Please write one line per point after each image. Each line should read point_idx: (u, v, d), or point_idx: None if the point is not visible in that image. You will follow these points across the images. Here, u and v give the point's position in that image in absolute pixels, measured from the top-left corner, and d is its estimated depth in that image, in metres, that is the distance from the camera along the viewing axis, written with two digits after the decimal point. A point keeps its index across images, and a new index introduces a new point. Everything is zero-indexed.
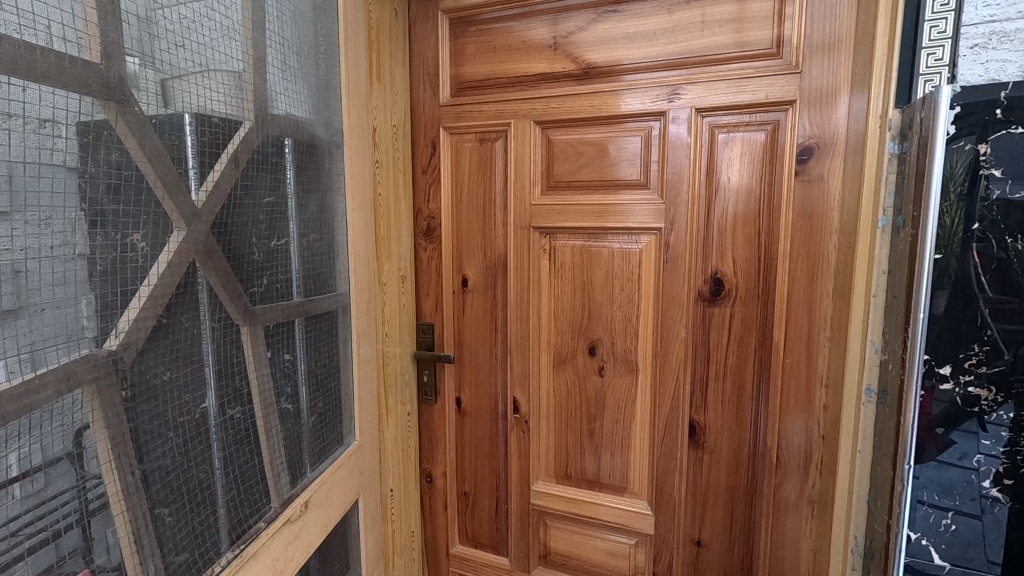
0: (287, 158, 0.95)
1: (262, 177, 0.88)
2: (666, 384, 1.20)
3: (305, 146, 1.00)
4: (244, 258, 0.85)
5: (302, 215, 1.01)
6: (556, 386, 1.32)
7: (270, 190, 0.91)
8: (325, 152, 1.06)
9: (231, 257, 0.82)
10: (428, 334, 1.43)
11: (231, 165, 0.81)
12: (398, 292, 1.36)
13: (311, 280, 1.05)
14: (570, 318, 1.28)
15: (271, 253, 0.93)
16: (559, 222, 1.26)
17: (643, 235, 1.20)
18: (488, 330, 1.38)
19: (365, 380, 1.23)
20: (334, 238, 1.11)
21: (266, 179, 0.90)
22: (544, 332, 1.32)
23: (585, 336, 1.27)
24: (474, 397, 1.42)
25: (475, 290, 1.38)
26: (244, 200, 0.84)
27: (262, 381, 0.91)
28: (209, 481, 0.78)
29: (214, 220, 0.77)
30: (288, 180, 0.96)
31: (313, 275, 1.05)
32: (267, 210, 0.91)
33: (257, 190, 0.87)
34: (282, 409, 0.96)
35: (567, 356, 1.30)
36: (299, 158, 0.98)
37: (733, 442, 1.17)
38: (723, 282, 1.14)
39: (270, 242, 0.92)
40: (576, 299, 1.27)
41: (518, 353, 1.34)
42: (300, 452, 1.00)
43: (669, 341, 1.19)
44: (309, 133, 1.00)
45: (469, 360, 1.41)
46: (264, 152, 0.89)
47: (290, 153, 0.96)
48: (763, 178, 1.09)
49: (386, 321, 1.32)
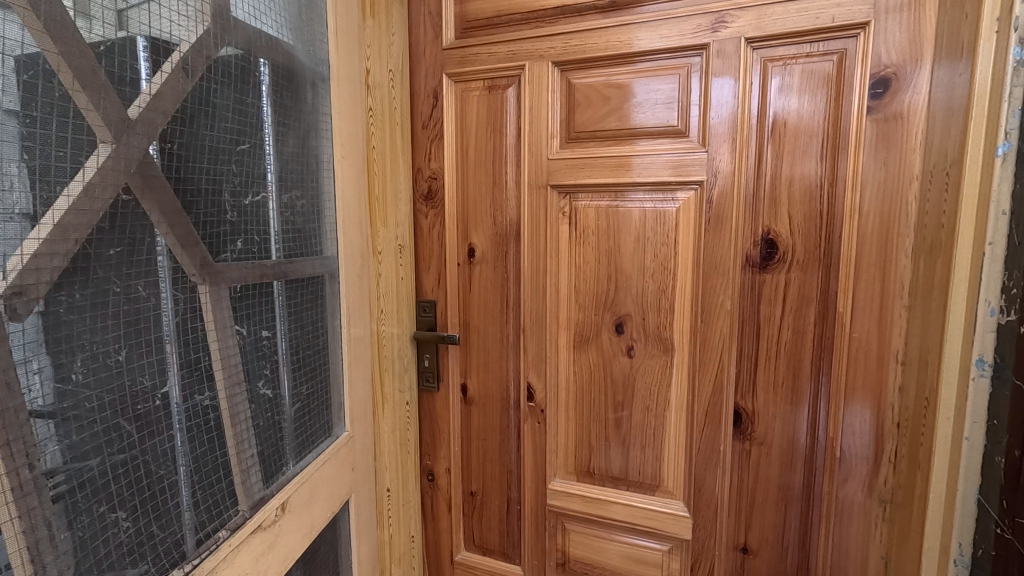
0: (254, 76, 0.77)
1: (222, 92, 0.71)
2: (709, 367, 1.04)
3: (280, 70, 0.82)
4: (200, 199, 0.68)
5: (279, 158, 0.84)
6: (576, 371, 1.15)
7: (233, 112, 0.74)
8: (305, 83, 0.88)
9: (181, 188, 0.64)
10: (430, 313, 1.26)
11: (180, 69, 0.64)
12: (395, 264, 1.19)
13: (292, 238, 0.88)
14: (593, 292, 1.11)
15: (238, 196, 0.76)
16: (583, 180, 1.09)
17: (681, 191, 1.03)
18: (497, 308, 1.21)
19: (359, 363, 1.05)
20: (319, 191, 0.94)
21: (228, 97, 0.73)
22: (563, 308, 1.15)
23: (611, 312, 1.10)
24: (483, 385, 1.25)
25: (483, 262, 1.21)
26: (199, 118, 0.67)
27: (231, 357, 0.73)
28: (151, 480, 0.61)
29: (154, 139, 0.60)
30: (257, 104, 0.78)
31: (292, 232, 0.88)
32: (232, 137, 0.73)
33: (215, 109, 0.70)
34: (255, 393, 0.79)
35: (591, 335, 1.13)
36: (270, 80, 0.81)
37: (787, 434, 1.00)
38: (777, 244, 0.97)
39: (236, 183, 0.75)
40: (601, 269, 1.10)
41: (535, 333, 1.17)
42: (276, 443, 0.83)
43: (711, 315, 1.02)
44: (284, 55, 0.83)
45: (476, 342, 1.24)
46: (225, 67, 0.72)
47: (260, 70, 0.78)
48: (827, 120, 0.92)
49: (381, 296, 1.15)
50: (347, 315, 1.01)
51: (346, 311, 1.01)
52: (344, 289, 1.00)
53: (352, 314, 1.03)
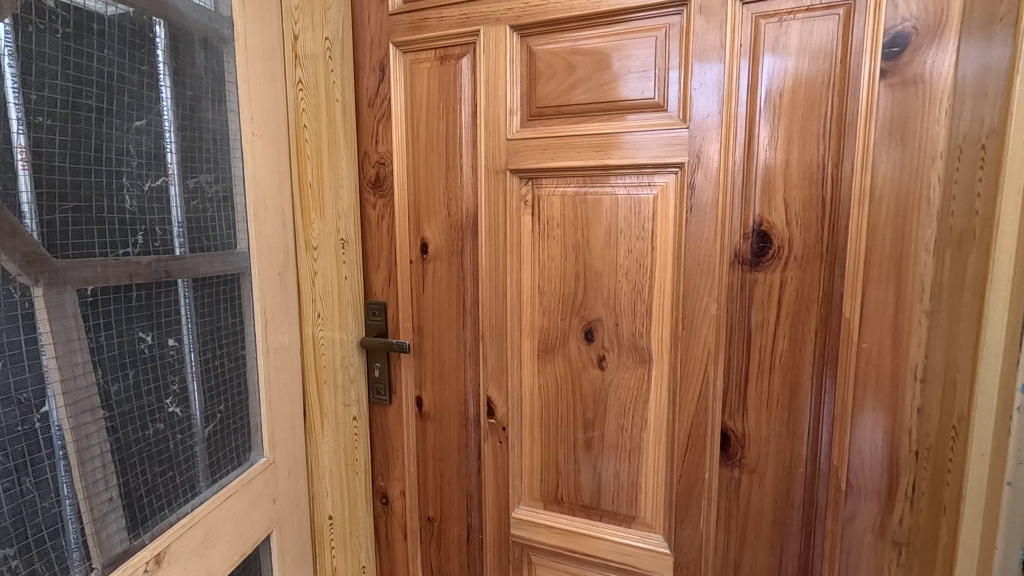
0: (107, 26, 0.63)
1: (48, 43, 0.57)
2: (691, 381, 0.88)
3: (149, 21, 0.68)
4: (8, 173, 0.53)
5: (155, 130, 0.69)
6: (541, 384, 1.00)
7: (71, 72, 0.59)
8: (192, 40, 0.73)
9: None
10: (380, 317, 1.11)
11: None
12: (335, 261, 1.04)
13: (181, 229, 0.73)
14: (559, 294, 0.96)
15: (88, 178, 0.61)
16: (546, 162, 0.94)
17: (658, 175, 0.88)
18: (454, 311, 1.06)
19: (282, 376, 0.91)
20: (221, 173, 0.79)
21: (61, 50, 0.58)
22: (526, 312, 1.00)
23: (579, 317, 0.95)
24: (438, 399, 1.10)
25: (437, 258, 1.06)
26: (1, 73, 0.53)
27: (117, 370, 0.65)
28: None
29: None
30: (113, 62, 0.63)
31: (181, 221, 0.73)
32: (70, 104, 0.59)
33: (32, 66, 0.55)
34: (148, 413, 0.69)
35: (557, 342, 0.98)
36: (133, 33, 0.66)
37: (783, 461, 0.85)
38: (771, 237, 0.81)
39: (83, 161, 0.61)
40: (567, 267, 0.95)
41: (496, 341, 1.02)
42: (154, 480, 0.69)
43: (693, 320, 0.87)
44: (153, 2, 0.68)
45: (430, 350, 1.09)
46: (52, 13, 0.57)
47: (118, 20, 0.64)
48: (829, 86, 0.76)
49: (316, 298, 1.00)
50: (263, 322, 0.86)
51: (263, 316, 0.86)
52: (258, 292, 0.85)
53: (271, 320, 0.88)
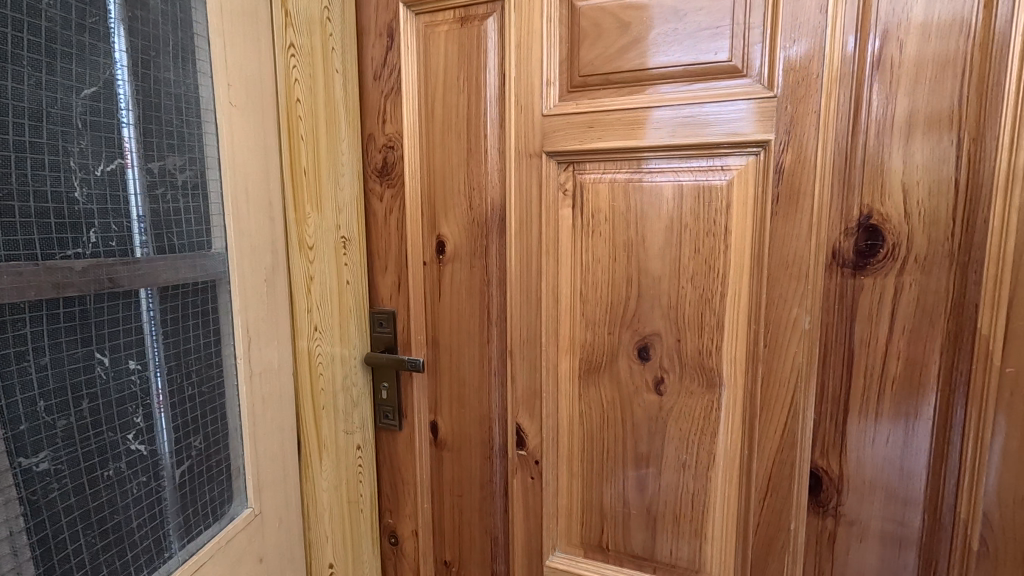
0: None
1: None
2: (773, 410, 0.72)
3: None
4: None
5: (93, 92, 0.52)
6: (582, 410, 0.84)
7: None
8: None
9: None
10: (388, 329, 0.95)
11: None
12: (335, 263, 0.88)
13: (132, 225, 0.56)
14: (605, 302, 0.80)
15: None
16: (591, 143, 0.77)
17: (732, 158, 0.71)
18: (476, 322, 0.89)
19: (271, 409, 0.73)
20: (189, 152, 0.62)
21: None
22: (564, 324, 0.83)
23: (631, 330, 0.78)
24: (457, 425, 0.94)
25: (456, 259, 0.89)
26: None
27: (54, 406, 0.50)
28: None
29: None
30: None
31: (133, 214, 0.56)
32: None
33: None
34: (95, 464, 0.54)
35: (603, 360, 0.81)
36: None
37: (891, 510, 0.69)
38: (882, 232, 0.65)
39: None
40: (616, 270, 0.78)
41: (527, 358, 0.86)
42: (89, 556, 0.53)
43: (777, 336, 0.71)
44: None
45: (448, 367, 0.93)
46: None
47: None
48: (968, 37, 0.60)
49: (312, 309, 0.83)
50: (244, 344, 0.68)
51: (246, 334, 0.68)
52: (237, 304, 0.67)
53: (257, 339, 0.71)
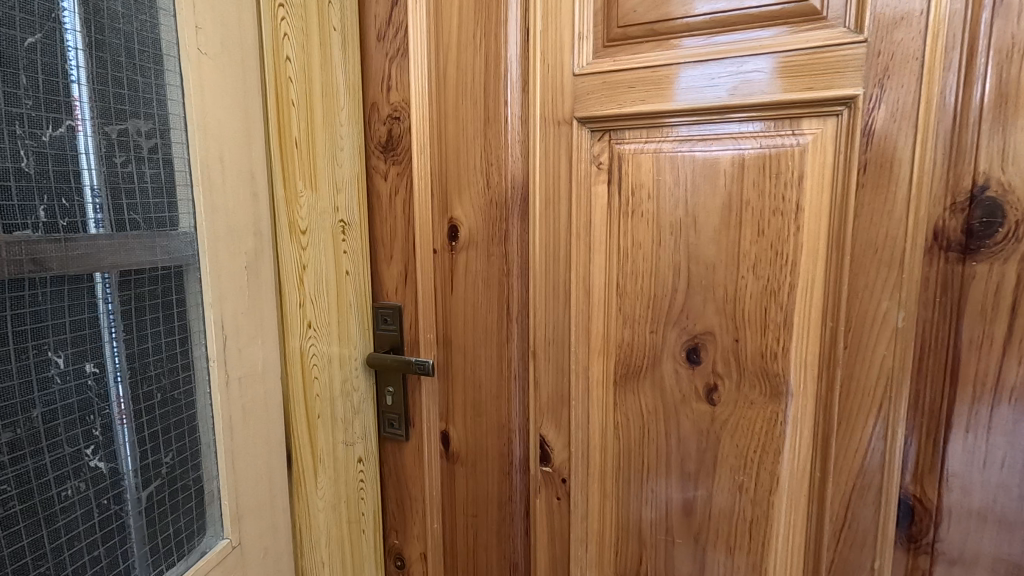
0: None
1: None
2: (853, 424, 0.60)
3: None
4: None
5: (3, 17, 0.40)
6: (618, 421, 0.72)
7: None
8: None
9: None
10: (393, 326, 0.84)
11: None
12: (333, 251, 0.76)
13: (61, 192, 0.44)
14: (647, 296, 0.68)
15: None
16: (632, 106, 0.65)
17: (805, 121, 0.58)
18: (493, 318, 0.78)
19: (256, 423, 0.61)
20: (144, 106, 0.50)
21: None
22: (598, 320, 0.71)
23: (678, 328, 0.67)
24: (472, 436, 0.82)
25: (470, 246, 0.77)
26: None
27: None
28: None
29: None
30: None
31: (62, 178, 0.45)
32: None
33: None
34: (16, 499, 0.43)
35: (644, 364, 0.69)
36: None
37: (1004, 548, 0.56)
38: (1000, 208, 0.52)
39: None
40: (661, 257, 0.66)
41: (553, 361, 0.74)
42: None
43: (861, 335, 0.58)
44: None
45: (461, 370, 0.81)
46: None
47: None
48: None
49: (304, 303, 0.72)
50: (220, 344, 0.56)
51: (220, 332, 0.56)
52: (213, 296, 0.55)
53: (241, 340, 0.59)
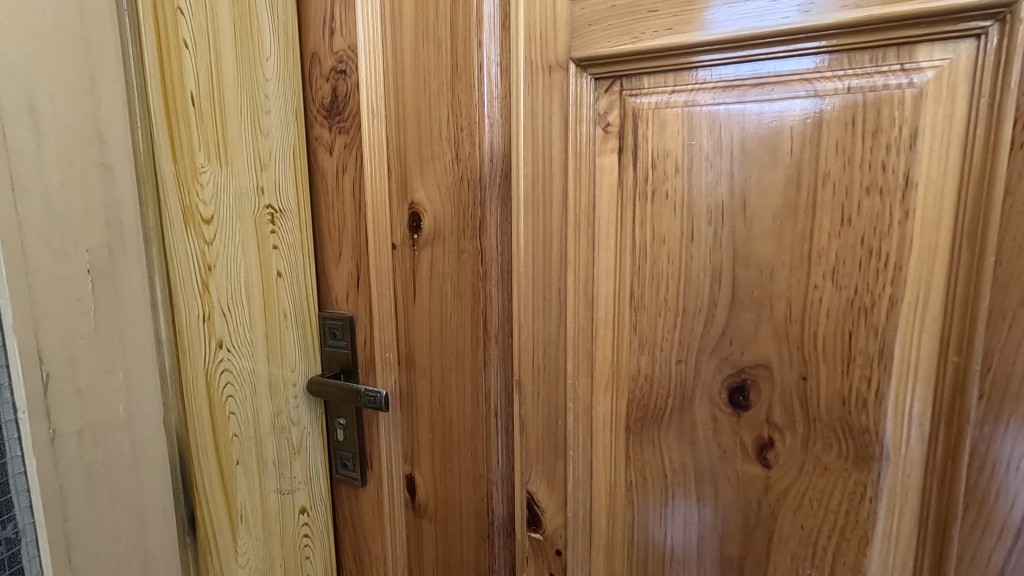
0: None
1: None
2: (989, 511, 0.40)
3: None
4: None
5: None
6: (631, 480, 0.53)
7: None
8: None
9: None
10: (344, 342, 0.65)
11: None
12: (257, 247, 0.58)
13: None
14: (673, 311, 0.48)
15: None
16: (653, 40, 0.45)
17: (923, 48, 0.38)
18: (466, 336, 0.59)
19: (115, 478, 0.46)
20: None
21: None
22: (604, 343, 0.52)
23: (717, 357, 0.47)
24: (441, 485, 0.63)
25: (436, 240, 0.59)
26: None
27: None
28: None
29: None
30: None
31: None
32: None
33: None
34: None
35: (669, 405, 0.50)
36: None
37: None
38: None
39: None
40: (692, 256, 0.46)
41: (544, 395, 0.55)
42: None
43: (1006, 379, 0.38)
44: None
45: (428, 402, 0.62)
46: None
47: None
48: None
49: (210, 316, 0.54)
50: (41, 378, 0.41)
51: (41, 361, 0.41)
52: (18, 315, 0.39)
53: (81, 373, 0.43)
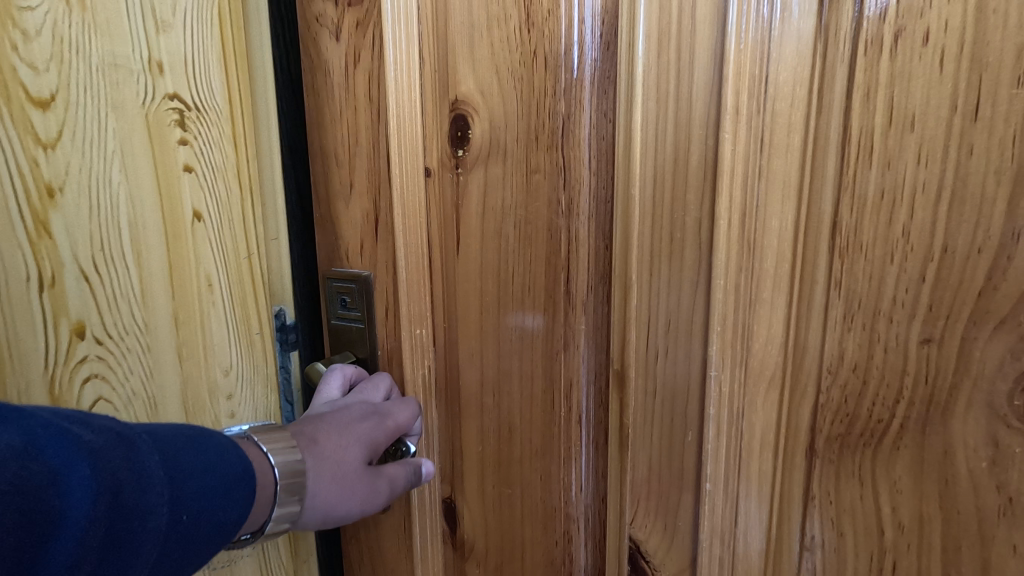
0: None
1: None
2: None
3: None
4: None
5: None
6: (810, 535, 0.32)
7: None
8: None
9: None
10: (357, 313, 0.44)
11: None
12: (148, 158, 0.41)
13: None
14: (920, 253, 0.27)
15: None
16: None
17: None
18: (537, 303, 0.39)
19: None
20: None
21: None
22: (775, 313, 0.31)
23: (1008, 336, 0.26)
24: (495, 519, 0.44)
25: (492, 157, 0.39)
26: None
27: None
28: None
29: None
30: None
31: None
32: None
33: None
34: None
35: (898, 416, 0.29)
36: None
37: None
38: None
39: None
40: (973, 150, 0.25)
41: (665, 394, 0.35)
42: None
43: None
44: None
45: (478, 400, 0.43)
46: None
47: None
48: None
49: (49, 269, 0.40)
50: None
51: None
52: None
53: None
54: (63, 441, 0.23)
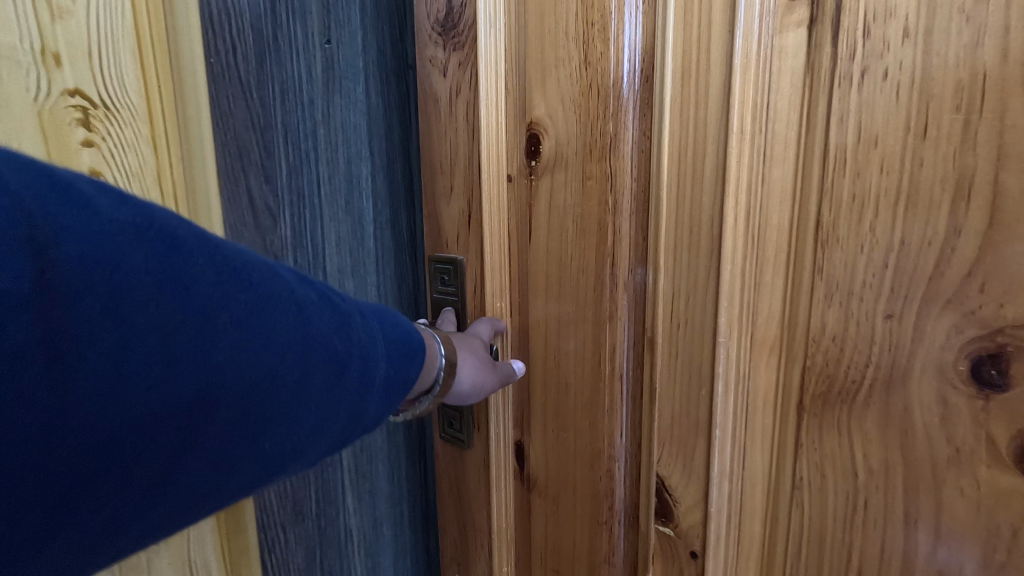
0: None
1: None
2: None
3: None
4: None
5: None
6: (800, 477, 0.39)
7: None
8: None
9: None
10: (453, 288, 0.58)
11: None
12: (38, 148, 0.45)
13: None
14: (884, 244, 0.34)
15: None
16: None
17: None
18: (588, 283, 0.49)
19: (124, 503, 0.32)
20: None
21: None
22: (774, 292, 0.39)
23: (953, 313, 0.32)
24: (554, 457, 0.55)
25: (558, 166, 0.49)
26: None
27: None
28: None
29: None
30: None
31: None
32: None
33: None
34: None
35: (868, 377, 0.36)
36: None
37: None
38: None
39: None
40: (923, 163, 0.32)
41: (686, 357, 0.44)
42: None
43: None
44: None
45: (543, 359, 0.54)
46: None
47: None
48: None
49: None
50: None
51: None
52: None
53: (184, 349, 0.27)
54: (324, 309, 0.32)
